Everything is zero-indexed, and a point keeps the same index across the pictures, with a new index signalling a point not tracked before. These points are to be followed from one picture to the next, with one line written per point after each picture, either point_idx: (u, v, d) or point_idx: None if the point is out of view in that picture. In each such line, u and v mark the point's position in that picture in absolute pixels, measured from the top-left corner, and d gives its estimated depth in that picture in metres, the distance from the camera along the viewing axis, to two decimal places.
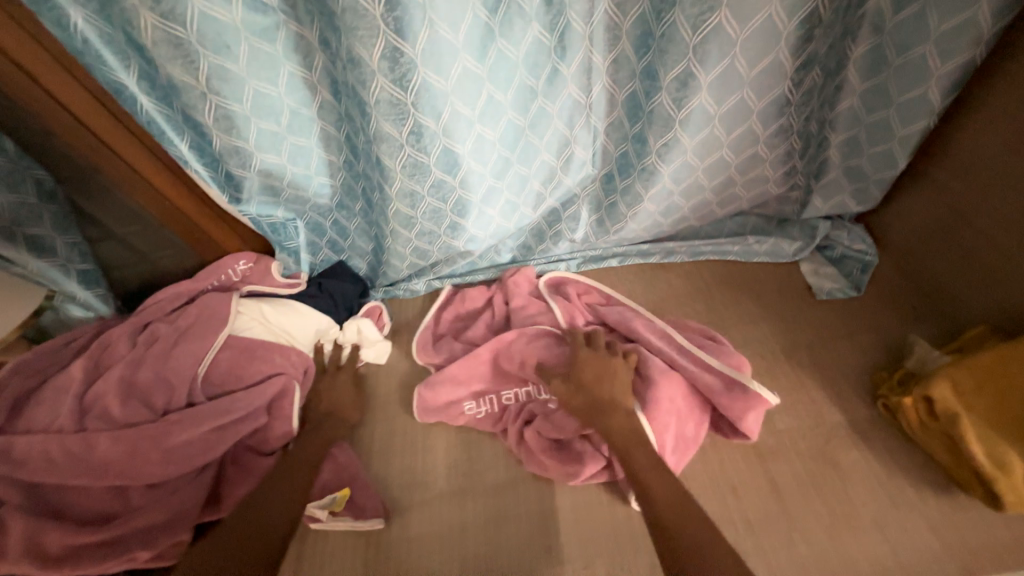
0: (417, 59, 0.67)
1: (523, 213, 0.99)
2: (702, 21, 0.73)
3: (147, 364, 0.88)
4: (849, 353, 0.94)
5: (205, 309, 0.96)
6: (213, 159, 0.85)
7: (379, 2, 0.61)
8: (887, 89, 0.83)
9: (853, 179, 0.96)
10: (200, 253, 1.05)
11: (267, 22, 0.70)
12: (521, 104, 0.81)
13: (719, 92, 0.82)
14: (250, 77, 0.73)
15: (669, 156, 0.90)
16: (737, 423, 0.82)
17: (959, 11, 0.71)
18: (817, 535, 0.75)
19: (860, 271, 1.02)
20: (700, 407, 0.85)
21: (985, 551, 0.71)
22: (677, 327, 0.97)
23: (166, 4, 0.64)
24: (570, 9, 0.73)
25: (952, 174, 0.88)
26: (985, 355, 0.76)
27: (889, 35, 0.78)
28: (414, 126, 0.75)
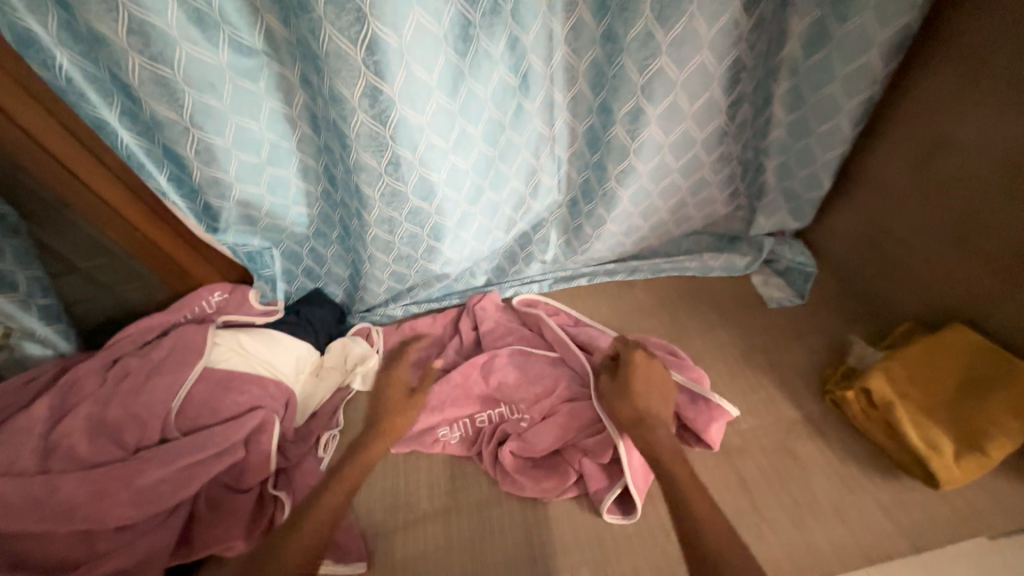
0: (395, 97, 0.73)
1: (496, 236, 1.05)
2: (646, 64, 0.83)
3: (118, 400, 0.86)
4: (800, 355, 1.02)
5: (179, 342, 0.95)
6: (192, 190, 0.87)
7: (360, 47, 0.67)
8: (807, 122, 0.95)
9: (788, 199, 1.08)
10: (172, 285, 1.05)
11: (250, 63, 0.75)
12: (491, 136, 0.88)
13: (666, 124, 0.92)
14: (233, 113, 0.77)
15: (626, 181, 0.99)
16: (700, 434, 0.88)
17: (856, 58, 0.84)
18: (785, 525, 0.80)
19: (804, 280, 1.12)
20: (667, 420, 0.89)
21: (930, 527, 0.78)
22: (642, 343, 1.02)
23: (153, 47, 0.68)
24: (531, 53, 0.81)
25: (868, 193, 1.02)
26: (912, 350, 0.87)
27: (803, 77, 0.91)
28: (392, 157, 0.80)
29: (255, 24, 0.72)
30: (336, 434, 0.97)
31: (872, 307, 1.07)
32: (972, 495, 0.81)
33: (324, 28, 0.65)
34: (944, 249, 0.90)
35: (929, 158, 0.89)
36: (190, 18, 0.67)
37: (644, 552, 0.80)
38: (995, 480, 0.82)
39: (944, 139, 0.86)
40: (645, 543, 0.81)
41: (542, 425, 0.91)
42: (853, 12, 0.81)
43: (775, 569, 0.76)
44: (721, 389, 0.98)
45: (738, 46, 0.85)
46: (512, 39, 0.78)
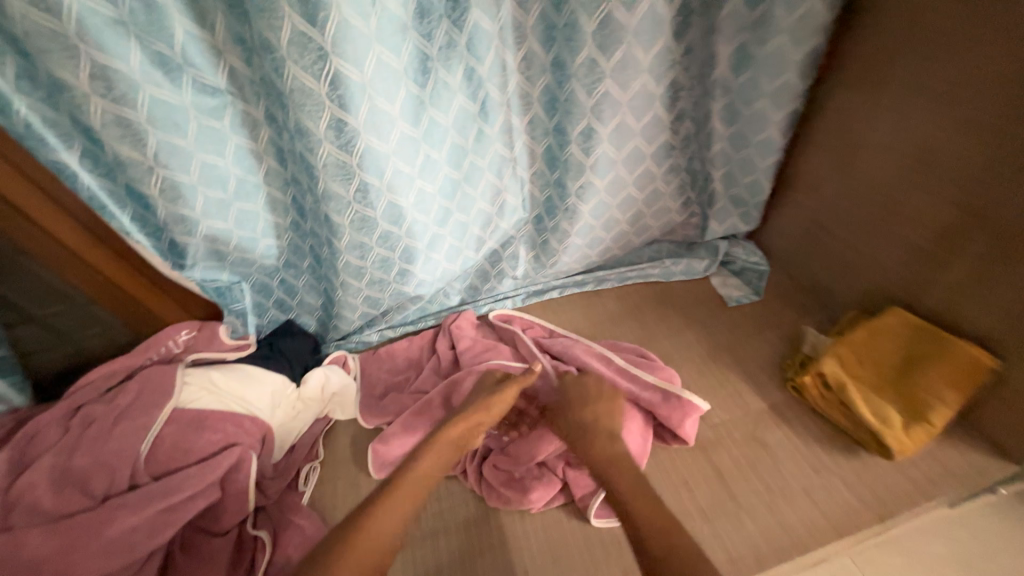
0: (360, 127, 0.76)
1: (467, 256, 1.09)
2: (594, 88, 0.90)
3: (83, 448, 0.83)
4: (761, 347, 1.09)
5: (147, 383, 0.92)
6: (157, 229, 0.87)
7: (324, 83, 0.70)
8: (744, 133, 1.05)
9: (736, 205, 1.17)
10: (136, 327, 1.02)
11: (214, 102, 0.76)
12: (455, 160, 0.93)
13: (617, 141, 0.99)
14: (198, 150, 0.78)
15: (586, 196, 1.05)
16: (676, 430, 0.91)
17: (777, 75, 0.94)
18: (760, 509, 0.85)
19: (758, 278, 1.21)
20: (643, 421, 0.93)
21: (890, 498, 0.84)
22: (615, 349, 1.06)
23: (116, 90, 0.69)
24: (488, 82, 0.87)
25: (805, 194, 1.11)
26: (860, 331, 0.95)
27: (736, 93, 1.00)
28: (359, 185, 0.83)
29: (218, 66, 0.74)
30: (316, 466, 0.97)
31: (820, 298, 1.15)
32: (924, 463, 0.88)
33: (288, 67, 0.68)
34: (873, 240, 0.99)
35: (852, 160, 0.99)
36: (153, 62, 0.69)
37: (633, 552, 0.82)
38: (943, 448, 0.89)
39: (861, 142, 0.96)
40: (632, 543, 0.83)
41: (523, 438, 0.92)
42: (770, 37, 0.91)
43: (755, 553, 0.80)
44: (692, 386, 1.03)
45: (674, 69, 0.93)
46: (468, 70, 0.83)
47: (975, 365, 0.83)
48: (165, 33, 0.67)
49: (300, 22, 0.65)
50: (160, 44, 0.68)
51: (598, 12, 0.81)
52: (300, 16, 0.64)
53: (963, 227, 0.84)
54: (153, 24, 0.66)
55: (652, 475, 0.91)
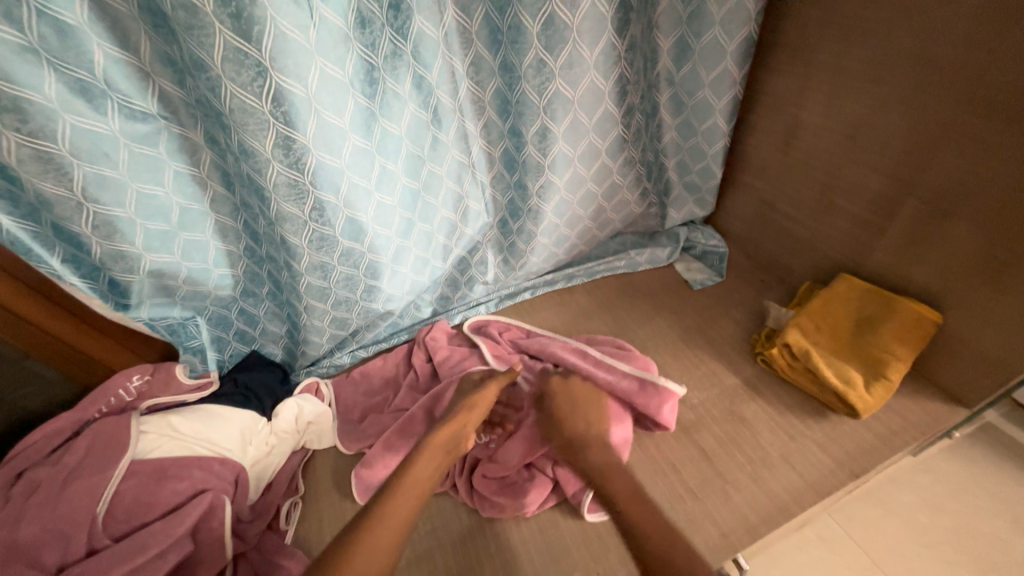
0: (309, 144, 0.73)
1: (434, 266, 1.07)
2: (544, 88, 0.90)
3: (29, 518, 0.75)
4: (729, 326, 1.13)
5: (98, 438, 0.85)
6: (93, 269, 0.81)
7: (266, 100, 0.66)
8: (690, 122, 1.09)
9: (692, 191, 1.21)
10: (80, 377, 0.94)
11: (146, 128, 0.71)
12: (412, 170, 0.91)
13: (572, 139, 1.00)
14: (133, 181, 0.73)
15: (547, 196, 1.05)
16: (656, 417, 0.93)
17: (716, 65, 0.98)
18: (745, 481, 0.87)
19: (719, 261, 1.24)
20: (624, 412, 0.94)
21: (862, 455, 0.88)
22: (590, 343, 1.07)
23: (32, 123, 0.63)
24: (438, 89, 0.86)
25: (752, 176, 1.17)
26: (815, 300, 1.00)
27: (680, 85, 1.04)
28: (314, 203, 0.79)
29: (148, 90, 0.69)
30: (298, 501, 0.92)
31: (777, 273, 1.21)
32: (887, 417, 0.93)
33: (225, 85, 0.64)
34: (818, 213, 1.05)
35: (791, 140, 1.05)
36: (72, 90, 0.64)
37: None
38: (901, 401, 0.95)
39: (798, 123, 1.02)
40: None
41: (510, 441, 0.91)
42: (705, 29, 0.95)
43: (745, 525, 0.82)
44: (669, 371, 1.05)
45: (619, 65, 0.95)
46: (417, 77, 0.82)
47: (919, 319, 0.90)
48: (83, 58, 0.62)
49: (233, 37, 0.61)
50: (80, 71, 0.63)
51: (541, 13, 0.81)
52: (232, 31, 0.61)
53: (896, 194, 0.90)
54: (68, 49, 0.61)
55: (641, 463, 0.92)
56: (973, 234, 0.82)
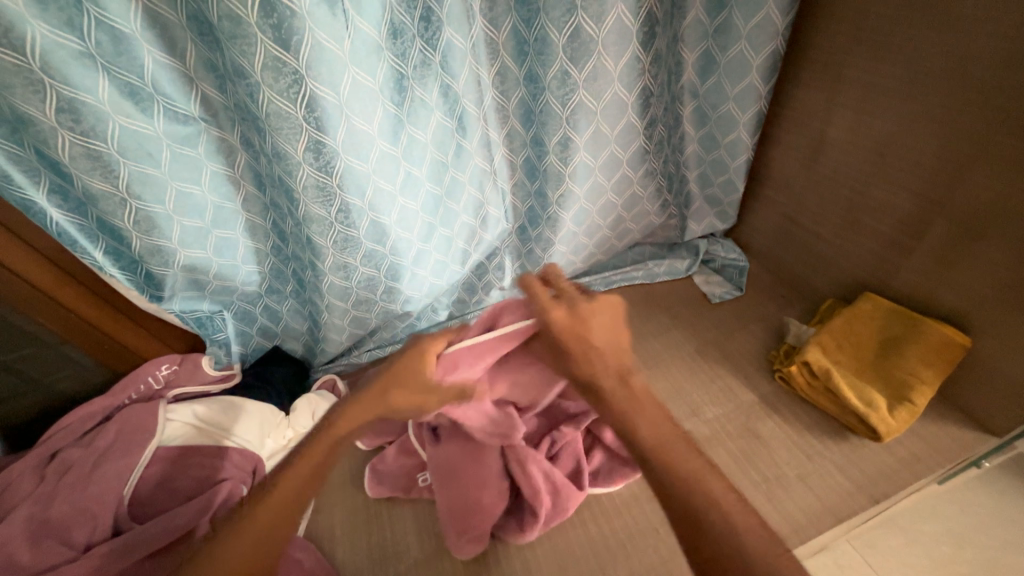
0: (338, 149, 0.75)
1: (453, 270, 1.09)
2: (567, 99, 0.91)
3: (61, 496, 0.79)
4: (748, 341, 1.11)
5: (127, 423, 0.89)
6: (131, 262, 0.85)
7: (300, 106, 0.69)
8: (714, 135, 1.08)
9: (712, 204, 1.20)
10: (113, 365, 0.98)
11: (188, 130, 0.75)
12: (435, 176, 0.93)
13: (593, 150, 1.01)
14: (173, 180, 0.77)
15: (566, 205, 1.07)
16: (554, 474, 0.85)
17: (741, 79, 0.98)
18: (759, 500, 0.86)
19: (739, 275, 1.23)
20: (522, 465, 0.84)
21: (882, 479, 0.86)
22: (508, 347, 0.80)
23: (85, 123, 0.67)
24: (464, 98, 0.88)
25: (774, 190, 1.16)
26: (839, 321, 0.98)
27: (703, 98, 1.04)
28: (341, 206, 0.82)
29: (190, 94, 0.73)
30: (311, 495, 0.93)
31: (799, 289, 1.19)
32: (911, 443, 0.90)
33: (262, 91, 0.67)
34: (842, 230, 1.04)
35: (816, 155, 1.03)
36: (123, 93, 0.67)
37: (638, 553, 0.82)
38: (927, 426, 0.92)
39: (824, 138, 1.01)
40: (637, 544, 0.83)
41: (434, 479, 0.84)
42: (731, 43, 0.94)
43: None
44: (685, 385, 1.04)
45: (643, 78, 0.96)
46: (444, 87, 0.85)
47: (946, 343, 0.87)
48: (133, 63, 0.66)
49: (273, 47, 0.64)
50: (130, 75, 0.67)
51: (566, 26, 0.83)
52: (272, 41, 0.63)
53: (926, 214, 0.88)
54: (121, 55, 0.65)
55: None
56: (1008, 258, 0.79)
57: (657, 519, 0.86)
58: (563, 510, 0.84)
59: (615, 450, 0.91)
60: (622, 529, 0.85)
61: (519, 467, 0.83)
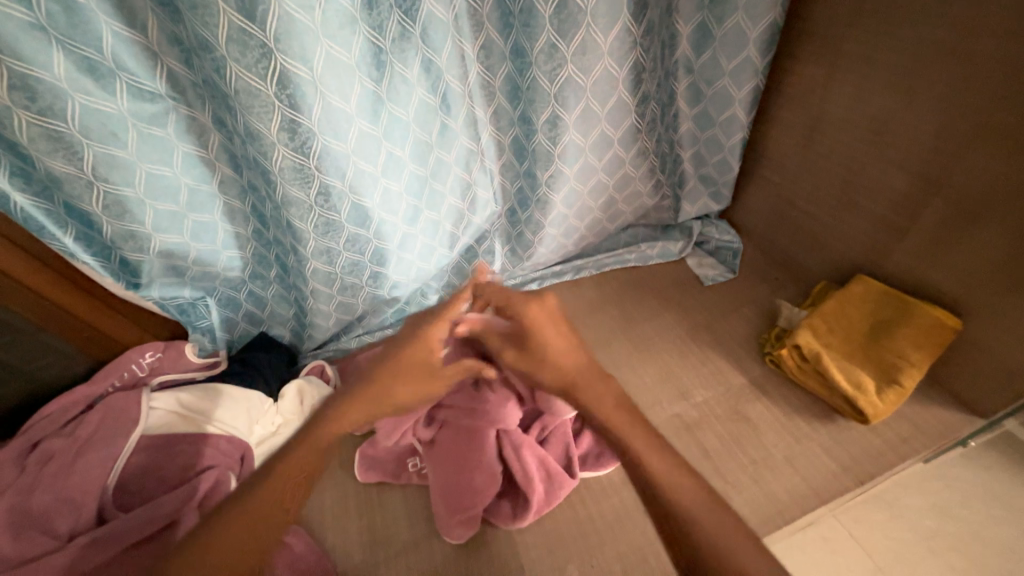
0: (314, 128, 0.72)
1: (441, 253, 1.07)
2: (555, 75, 0.87)
3: (44, 486, 0.78)
4: (740, 324, 1.10)
5: (109, 412, 0.87)
6: (104, 248, 0.82)
7: (271, 82, 0.66)
8: (708, 113, 1.05)
9: (707, 185, 1.18)
10: (94, 353, 0.96)
11: (154, 108, 0.71)
12: (420, 157, 0.90)
13: (583, 128, 0.97)
14: (142, 162, 0.74)
15: (556, 186, 1.04)
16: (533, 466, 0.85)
17: (737, 53, 0.94)
18: (745, 482, 0.86)
19: (732, 256, 1.21)
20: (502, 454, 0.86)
21: (867, 461, 0.87)
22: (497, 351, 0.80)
23: (41, 101, 0.63)
24: (447, 74, 0.84)
25: (769, 171, 1.13)
26: (831, 303, 0.97)
27: (698, 73, 1.00)
28: (320, 188, 0.79)
29: (155, 69, 0.69)
30: None
31: (792, 271, 1.17)
32: (898, 424, 0.91)
33: (230, 67, 0.64)
34: (838, 211, 1.01)
35: (813, 134, 1.00)
36: (81, 69, 0.63)
37: (625, 535, 0.83)
38: (915, 407, 0.92)
39: (821, 116, 0.97)
40: (625, 526, 0.84)
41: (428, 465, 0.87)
42: (727, 14, 0.90)
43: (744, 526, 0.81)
44: (675, 368, 1.03)
45: (635, 52, 0.92)
46: (426, 62, 0.81)
47: (938, 326, 0.86)
48: (90, 36, 0.62)
49: (238, 18, 0.60)
50: (88, 49, 0.63)
51: None
52: (236, 11, 0.59)
53: (922, 194, 0.86)
54: (76, 27, 0.61)
55: None
56: (1004, 240, 0.77)
57: (645, 501, 0.86)
58: (554, 495, 0.85)
59: (604, 434, 0.91)
60: (609, 512, 0.85)
61: (512, 452, 0.85)
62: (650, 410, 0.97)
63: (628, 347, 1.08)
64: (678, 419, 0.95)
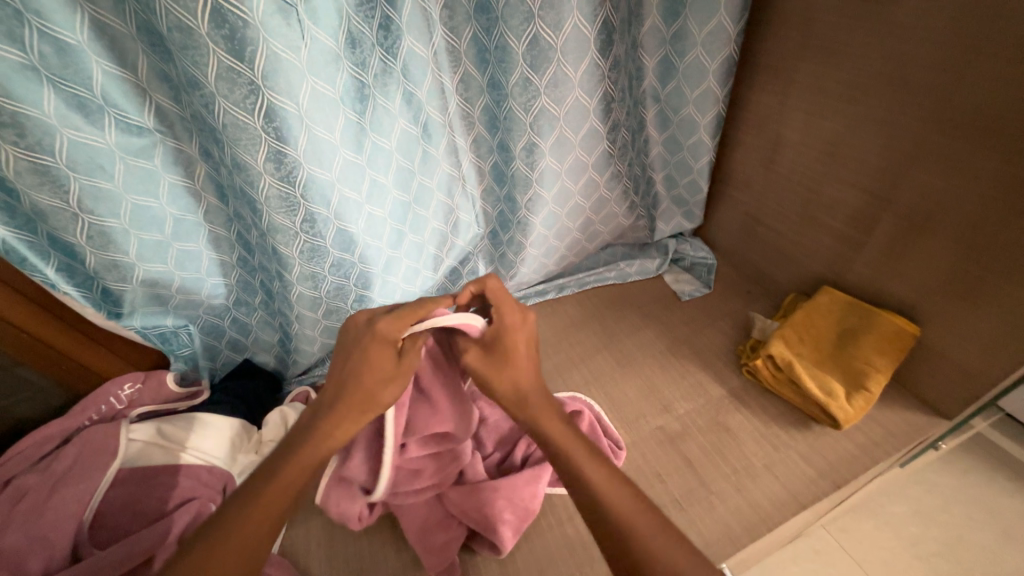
0: (300, 158, 0.75)
1: (426, 276, 1.09)
2: (530, 105, 0.93)
3: (16, 524, 0.75)
4: (717, 337, 1.14)
5: (87, 445, 0.85)
6: (86, 278, 0.82)
7: (258, 116, 0.68)
8: (676, 138, 1.11)
9: (679, 205, 1.24)
10: (73, 386, 0.95)
11: (142, 141, 0.73)
12: (403, 184, 0.93)
13: (559, 154, 1.02)
14: (128, 193, 0.75)
15: (535, 208, 1.08)
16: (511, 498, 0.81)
17: (699, 84, 1.01)
18: (729, 492, 0.88)
19: (707, 272, 1.27)
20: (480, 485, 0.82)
21: (842, 466, 0.89)
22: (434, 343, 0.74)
23: (30, 137, 0.65)
24: (428, 106, 0.89)
25: (737, 191, 1.20)
26: (800, 314, 1.02)
27: (665, 102, 1.07)
28: (306, 215, 0.81)
29: (143, 105, 0.71)
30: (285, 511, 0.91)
31: (764, 285, 1.23)
32: (870, 429, 0.94)
33: (218, 102, 0.67)
34: (801, 227, 1.07)
35: (774, 155, 1.07)
36: (70, 105, 0.65)
37: None
38: (885, 412, 0.96)
39: (779, 140, 1.05)
40: None
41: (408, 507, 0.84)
42: (687, 48, 0.97)
43: (728, 535, 0.83)
44: (657, 382, 1.06)
45: (604, 83, 0.98)
46: (407, 95, 0.85)
47: (899, 333, 0.92)
48: (81, 75, 0.64)
49: (226, 57, 0.63)
50: (78, 87, 0.65)
51: (526, 34, 0.84)
52: (225, 52, 0.63)
53: (874, 210, 0.92)
54: (68, 67, 0.63)
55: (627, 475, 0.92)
56: (948, 251, 0.83)
57: None
58: (533, 505, 0.82)
59: None
60: None
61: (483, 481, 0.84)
62: (634, 424, 0.99)
63: (610, 363, 1.11)
64: (662, 431, 0.98)
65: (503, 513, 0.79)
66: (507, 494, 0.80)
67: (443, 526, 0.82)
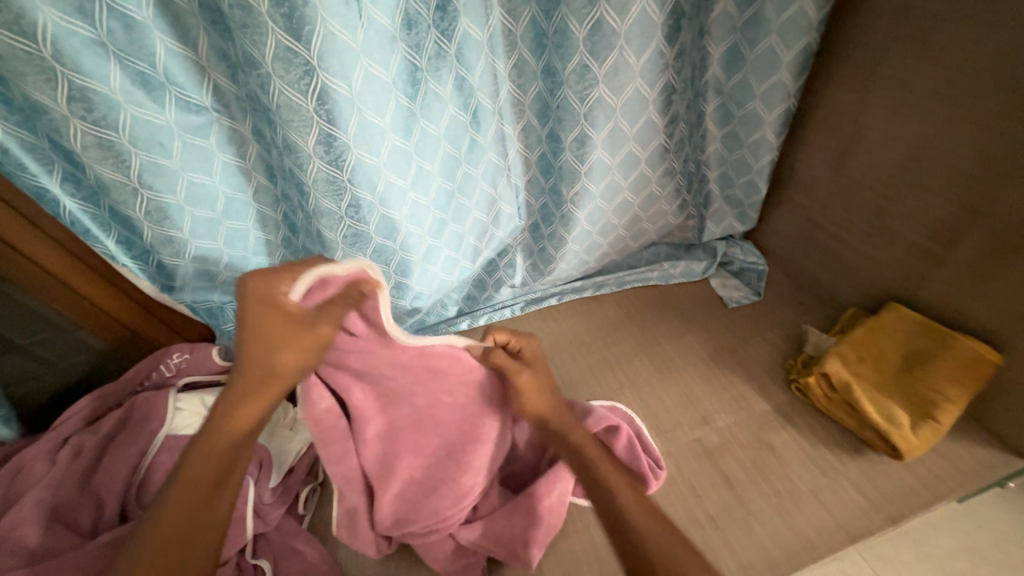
0: (349, 142, 0.74)
1: (463, 266, 1.08)
2: (586, 95, 0.88)
3: (74, 480, 0.80)
4: (764, 348, 1.08)
5: (137, 411, 0.88)
6: (142, 251, 0.86)
7: (312, 98, 0.68)
8: (738, 134, 1.04)
9: (733, 206, 1.16)
10: (127, 352, 0.99)
11: (199, 120, 0.74)
12: (448, 172, 0.91)
13: (611, 147, 0.98)
14: (183, 170, 0.76)
15: (581, 203, 1.04)
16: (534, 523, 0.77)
17: (770, 76, 0.93)
18: (769, 515, 0.83)
19: (758, 279, 1.19)
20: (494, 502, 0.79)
21: (898, 498, 0.83)
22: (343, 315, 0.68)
23: (96, 112, 0.67)
24: (479, 92, 0.86)
25: (798, 194, 1.12)
26: (861, 330, 0.95)
27: (728, 95, 0.99)
28: (351, 200, 0.81)
29: (202, 83, 0.72)
30: (315, 487, 0.93)
31: (819, 296, 1.15)
32: (931, 460, 0.87)
33: (273, 83, 0.66)
34: (871, 237, 0.99)
35: (847, 157, 0.98)
36: (134, 81, 0.66)
37: None
38: (950, 444, 0.88)
39: (855, 140, 0.96)
40: None
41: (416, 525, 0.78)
42: (761, 37, 0.90)
43: (767, 560, 0.78)
44: (696, 391, 1.01)
45: (665, 73, 0.92)
46: (459, 80, 0.82)
47: (977, 359, 0.83)
48: (145, 51, 0.65)
49: (284, 37, 0.62)
50: (141, 64, 0.66)
51: (588, 18, 0.80)
52: (283, 31, 0.62)
53: (961, 223, 0.83)
54: (133, 43, 0.64)
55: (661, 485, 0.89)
56: None
57: None
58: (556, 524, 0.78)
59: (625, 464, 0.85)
60: None
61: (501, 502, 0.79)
62: (670, 434, 0.95)
63: (648, 367, 1.07)
64: (700, 443, 0.93)
65: (524, 534, 0.77)
66: (529, 517, 0.77)
67: (463, 547, 0.79)
